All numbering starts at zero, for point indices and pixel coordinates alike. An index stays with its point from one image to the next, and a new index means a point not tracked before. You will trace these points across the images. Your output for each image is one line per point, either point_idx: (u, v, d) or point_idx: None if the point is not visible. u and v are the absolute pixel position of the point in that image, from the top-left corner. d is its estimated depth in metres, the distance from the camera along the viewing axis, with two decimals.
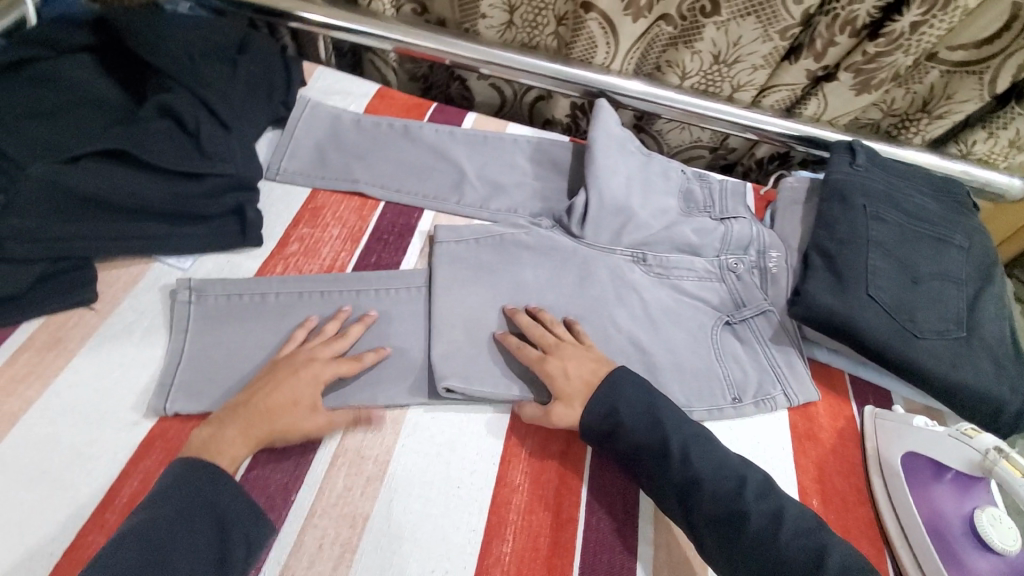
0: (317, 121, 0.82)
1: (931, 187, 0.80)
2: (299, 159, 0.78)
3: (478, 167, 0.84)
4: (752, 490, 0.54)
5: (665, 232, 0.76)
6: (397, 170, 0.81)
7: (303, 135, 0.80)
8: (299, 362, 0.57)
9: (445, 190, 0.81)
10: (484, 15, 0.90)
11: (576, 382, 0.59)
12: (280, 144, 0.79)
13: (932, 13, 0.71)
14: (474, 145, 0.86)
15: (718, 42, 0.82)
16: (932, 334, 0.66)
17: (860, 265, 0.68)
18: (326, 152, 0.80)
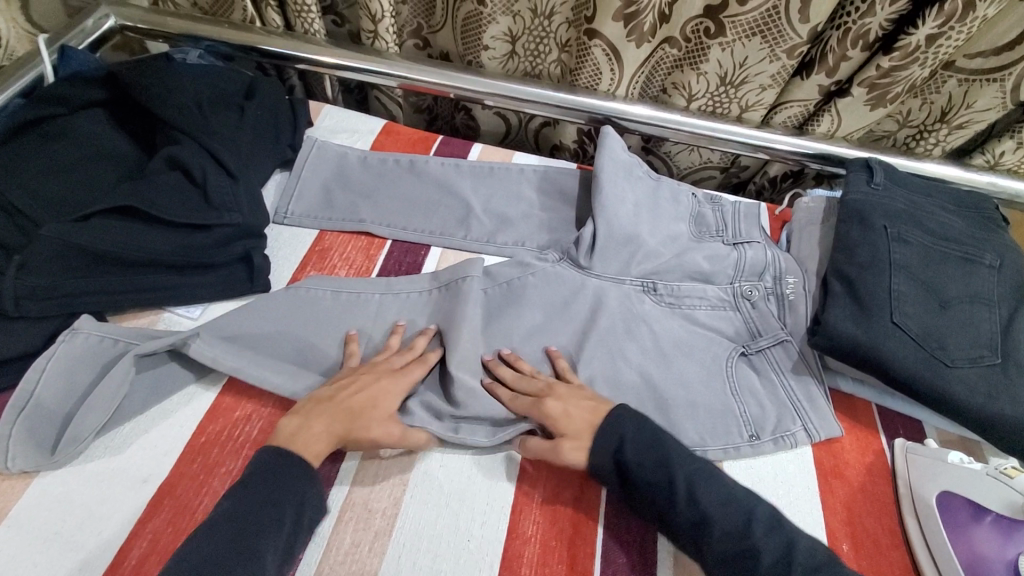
0: (324, 161, 0.83)
1: (955, 203, 0.76)
2: (306, 201, 0.79)
3: (485, 200, 0.84)
4: (763, 524, 0.51)
5: (676, 261, 0.75)
6: (403, 207, 0.81)
7: (310, 176, 0.81)
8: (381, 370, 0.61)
9: (451, 226, 0.81)
10: (487, 46, 0.89)
11: (578, 420, 0.58)
12: (287, 186, 0.80)
13: (950, 25, 0.67)
14: (481, 177, 0.85)
15: (724, 63, 0.81)
16: (964, 363, 0.63)
17: (883, 291, 0.65)
18: (333, 192, 0.81)
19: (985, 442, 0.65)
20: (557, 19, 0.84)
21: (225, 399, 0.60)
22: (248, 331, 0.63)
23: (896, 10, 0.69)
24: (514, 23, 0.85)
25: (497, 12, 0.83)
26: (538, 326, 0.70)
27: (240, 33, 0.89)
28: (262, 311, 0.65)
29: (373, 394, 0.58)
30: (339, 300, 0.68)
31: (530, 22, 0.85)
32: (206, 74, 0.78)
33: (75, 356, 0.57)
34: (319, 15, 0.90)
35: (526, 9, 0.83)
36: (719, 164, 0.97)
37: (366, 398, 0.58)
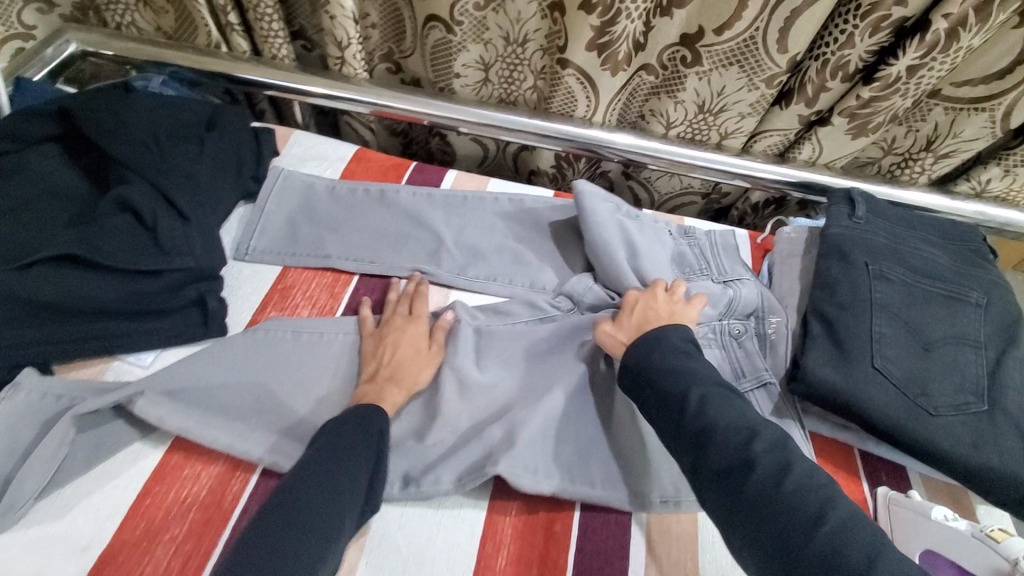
0: (290, 193, 0.80)
1: (940, 235, 0.74)
2: (269, 236, 0.76)
3: (457, 232, 0.81)
4: (766, 443, 0.47)
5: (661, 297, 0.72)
6: (372, 240, 0.78)
7: (275, 208, 0.78)
8: (401, 324, 0.66)
9: (421, 259, 0.78)
10: (458, 74, 0.87)
11: (642, 317, 0.63)
12: (251, 219, 0.77)
13: (932, 56, 0.65)
14: (453, 207, 0.83)
15: (701, 92, 0.78)
16: (947, 411, 0.60)
17: (863, 334, 0.63)
18: (299, 225, 0.78)
19: (970, 492, 0.63)
20: (530, 47, 0.82)
21: (172, 458, 0.57)
22: (202, 384, 0.60)
23: (876, 41, 0.66)
24: (486, 51, 0.84)
25: (468, 39, 0.82)
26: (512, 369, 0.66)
27: (204, 59, 0.86)
28: (217, 358, 0.62)
29: (396, 344, 0.64)
30: (299, 342, 0.65)
31: (503, 49, 0.83)
32: (166, 104, 0.76)
33: (14, 415, 0.54)
34: (287, 40, 0.88)
35: (497, 37, 0.81)
36: (700, 190, 0.96)
37: (397, 351, 0.63)
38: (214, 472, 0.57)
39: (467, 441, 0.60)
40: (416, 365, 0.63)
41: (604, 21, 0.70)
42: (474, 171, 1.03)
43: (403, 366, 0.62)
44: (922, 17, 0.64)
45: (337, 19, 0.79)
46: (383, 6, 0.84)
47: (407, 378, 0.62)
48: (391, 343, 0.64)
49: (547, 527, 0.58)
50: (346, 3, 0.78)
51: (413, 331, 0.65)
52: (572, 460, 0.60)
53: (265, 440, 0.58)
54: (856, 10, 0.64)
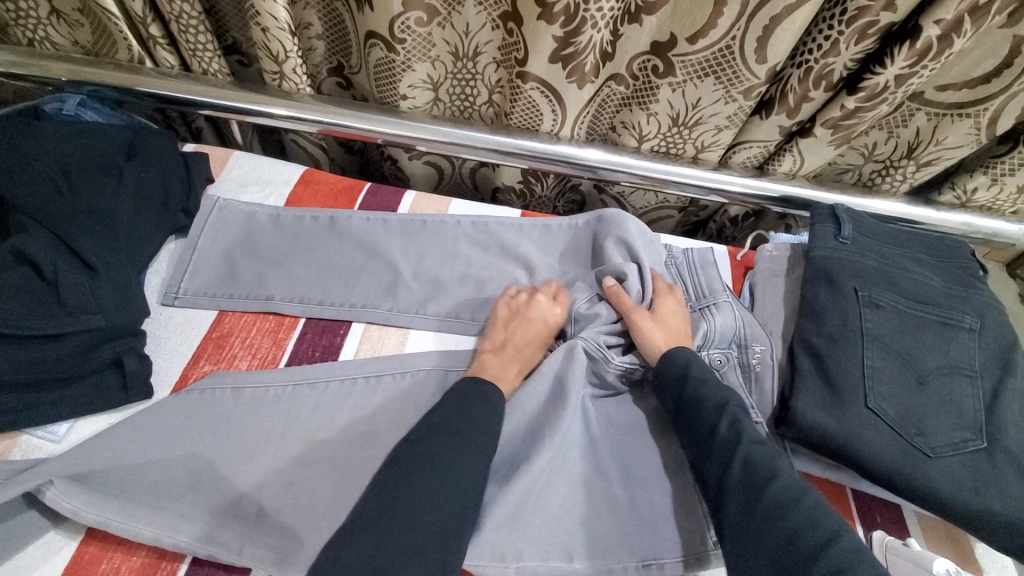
0: (228, 223, 0.72)
1: (929, 251, 0.70)
2: (203, 276, 0.68)
3: (413, 262, 0.73)
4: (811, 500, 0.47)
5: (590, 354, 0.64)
6: (320, 274, 0.70)
7: (210, 244, 0.70)
8: (524, 307, 0.66)
9: (376, 294, 0.70)
10: (405, 96, 0.80)
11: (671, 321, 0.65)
12: (182, 258, 0.69)
13: (921, 65, 0.60)
14: (411, 233, 0.74)
15: (676, 104, 0.73)
16: (945, 450, 0.56)
17: (855, 370, 0.58)
18: (237, 261, 0.70)
19: (968, 534, 0.59)
20: (483, 60, 0.75)
21: (89, 550, 0.50)
22: (121, 464, 0.53)
23: (863, 48, 0.61)
24: (433, 70, 0.77)
25: (412, 59, 0.74)
26: None
27: (124, 77, 0.77)
28: (139, 430, 0.54)
29: (531, 333, 0.64)
30: (238, 402, 0.58)
31: (452, 66, 0.77)
32: (80, 131, 0.67)
33: None
34: (219, 54, 0.79)
35: (445, 53, 0.75)
36: (675, 204, 0.91)
37: (524, 336, 0.64)
38: (137, 566, 0.50)
39: None
40: (534, 348, 0.65)
41: (568, 31, 0.64)
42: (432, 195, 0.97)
43: (526, 349, 0.64)
44: (910, 23, 0.59)
45: (271, 31, 0.71)
46: (324, 14, 0.76)
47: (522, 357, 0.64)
48: (514, 325, 0.65)
49: None
50: (279, 14, 0.69)
51: (546, 313, 0.66)
52: (546, 529, 0.54)
53: (195, 525, 0.51)
54: (841, 15, 0.59)
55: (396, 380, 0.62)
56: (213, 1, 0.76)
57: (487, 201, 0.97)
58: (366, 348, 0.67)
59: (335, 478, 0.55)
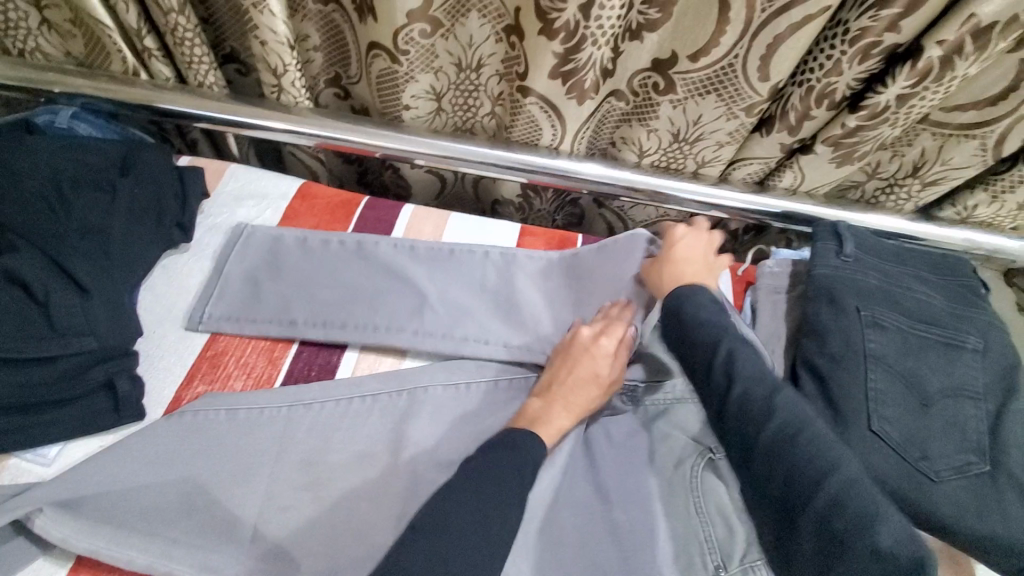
0: (255, 248, 0.71)
1: (931, 268, 0.69)
2: (228, 300, 0.67)
3: (413, 273, 0.70)
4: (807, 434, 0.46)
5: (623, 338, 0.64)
6: (344, 300, 0.68)
7: (233, 268, 0.69)
8: (581, 346, 0.63)
9: (401, 320, 0.67)
10: (408, 106, 0.79)
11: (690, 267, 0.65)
12: (209, 283, 0.68)
13: (924, 85, 0.60)
14: (438, 261, 0.72)
15: (677, 120, 0.72)
16: (949, 474, 0.56)
17: (857, 392, 0.57)
18: (261, 285, 0.68)
19: (972, 557, 0.58)
20: (485, 72, 0.75)
21: None
22: (111, 490, 0.51)
23: (865, 69, 0.61)
24: (437, 80, 0.76)
25: (415, 69, 0.74)
26: None
27: (119, 89, 0.76)
28: (130, 454, 0.53)
29: (575, 377, 0.61)
30: (233, 423, 0.57)
31: (455, 78, 0.76)
32: (73, 146, 0.66)
33: None
34: (215, 66, 0.78)
35: (448, 65, 0.74)
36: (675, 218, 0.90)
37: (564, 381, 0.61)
38: None
39: None
40: (587, 393, 0.61)
41: (569, 47, 0.63)
42: (432, 205, 0.96)
43: (574, 390, 0.61)
44: (915, 43, 0.58)
45: (270, 44, 0.70)
46: (323, 26, 0.76)
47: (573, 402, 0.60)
48: (572, 367, 0.62)
49: None
50: (278, 27, 0.69)
51: (598, 357, 0.62)
52: (546, 556, 0.53)
53: (190, 552, 0.50)
54: (844, 34, 0.58)
55: (394, 399, 0.61)
56: (210, 11, 0.75)
57: (487, 212, 0.96)
58: (362, 366, 0.66)
59: (333, 503, 0.54)
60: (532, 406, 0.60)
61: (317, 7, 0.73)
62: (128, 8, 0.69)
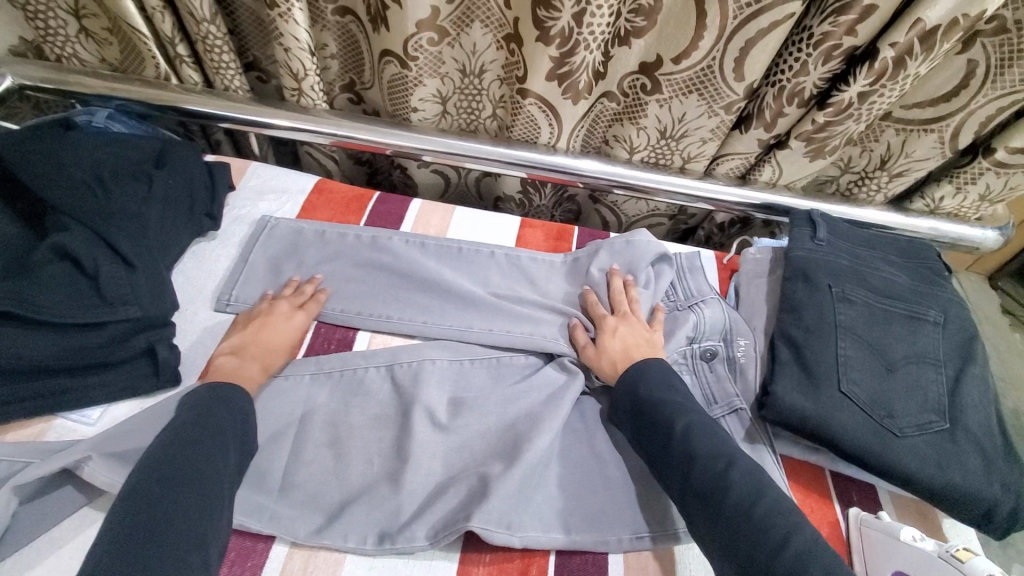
0: (275, 240, 0.77)
1: (898, 252, 0.76)
2: (251, 288, 0.72)
3: (425, 263, 0.76)
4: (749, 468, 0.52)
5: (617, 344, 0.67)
6: (361, 291, 0.74)
7: (258, 256, 0.75)
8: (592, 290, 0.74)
9: (410, 307, 0.73)
10: (416, 109, 0.86)
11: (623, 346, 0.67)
12: (234, 271, 0.73)
13: (881, 83, 0.67)
14: (447, 257, 0.78)
15: (663, 118, 0.79)
16: (913, 431, 0.61)
17: (828, 358, 0.63)
18: (283, 275, 0.75)
19: (938, 509, 0.63)
20: (488, 77, 0.82)
21: None
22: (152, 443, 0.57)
23: (829, 69, 0.68)
24: (443, 84, 0.83)
25: (424, 74, 0.81)
26: (494, 432, 0.62)
27: (151, 91, 0.82)
28: (169, 413, 0.58)
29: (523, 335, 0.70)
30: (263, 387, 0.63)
31: (461, 81, 0.83)
32: (113, 141, 0.72)
33: None
34: (240, 72, 0.85)
35: (454, 70, 0.81)
36: (666, 212, 0.97)
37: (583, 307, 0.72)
38: None
39: (443, 491, 0.57)
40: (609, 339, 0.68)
41: (563, 52, 0.70)
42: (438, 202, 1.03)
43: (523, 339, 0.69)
44: (871, 46, 0.66)
45: (292, 51, 0.77)
46: (340, 35, 0.83)
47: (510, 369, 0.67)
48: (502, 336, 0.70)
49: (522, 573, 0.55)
50: (300, 36, 0.76)
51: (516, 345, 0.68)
52: (546, 505, 0.58)
53: None
54: (808, 39, 0.66)
55: (407, 367, 0.66)
56: (235, 23, 0.83)
57: (490, 209, 1.03)
58: (377, 341, 0.71)
59: (349, 456, 0.59)
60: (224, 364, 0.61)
61: (335, 18, 0.80)
62: (163, 18, 0.76)
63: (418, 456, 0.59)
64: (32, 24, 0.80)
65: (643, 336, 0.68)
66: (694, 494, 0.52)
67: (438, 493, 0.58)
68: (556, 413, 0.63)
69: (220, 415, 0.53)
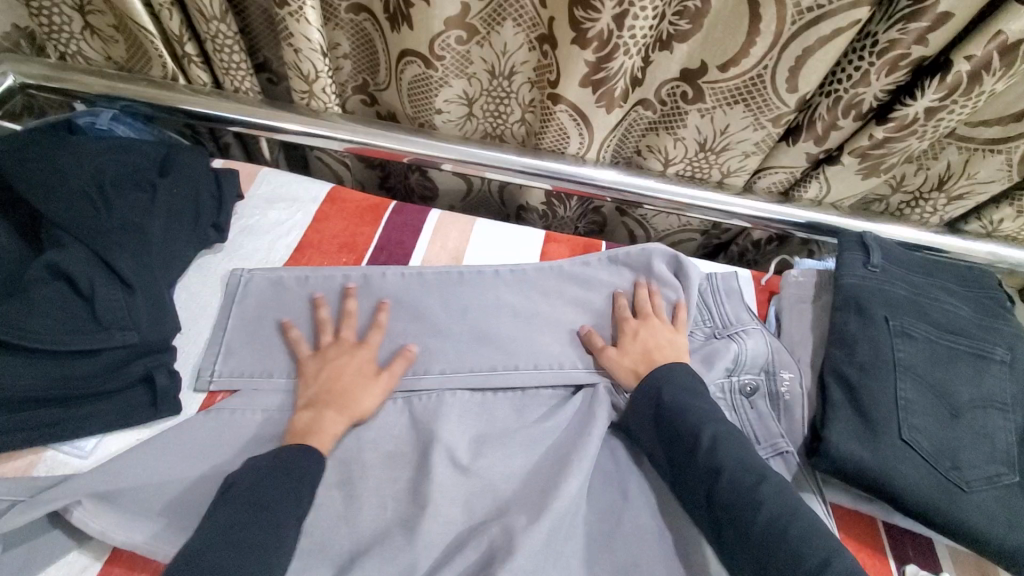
0: (258, 292, 0.68)
1: (957, 280, 0.69)
2: (241, 356, 0.63)
3: (448, 298, 0.69)
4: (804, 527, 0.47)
5: (642, 349, 0.64)
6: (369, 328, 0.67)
7: (254, 308, 0.67)
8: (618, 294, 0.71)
9: (426, 329, 0.68)
10: (440, 110, 0.81)
11: (639, 349, 0.65)
12: (219, 336, 0.64)
13: (953, 98, 0.61)
14: (453, 288, 0.70)
15: (704, 130, 0.73)
16: (980, 485, 0.55)
17: (886, 400, 0.57)
18: (271, 323, 0.66)
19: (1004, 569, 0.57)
20: (518, 79, 0.76)
21: (112, 570, 0.49)
22: (152, 481, 0.52)
23: (893, 81, 0.61)
24: (469, 87, 0.78)
25: (450, 75, 0.76)
26: (517, 476, 0.57)
27: (156, 93, 0.78)
28: (168, 448, 0.54)
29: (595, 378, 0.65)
30: (271, 419, 0.59)
31: (488, 84, 0.77)
32: (115, 146, 0.67)
33: None
34: (251, 73, 0.80)
35: (481, 71, 0.76)
36: (698, 227, 0.91)
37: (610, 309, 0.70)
38: None
39: (462, 543, 0.52)
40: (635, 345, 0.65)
41: (600, 57, 0.64)
42: (458, 206, 0.97)
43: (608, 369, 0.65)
44: (943, 57, 0.59)
45: (304, 51, 0.72)
46: (354, 34, 0.78)
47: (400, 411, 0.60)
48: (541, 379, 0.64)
49: None
50: (312, 35, 0.71)
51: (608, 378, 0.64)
52: (575, 559, 0.53)
53: None
54: (872, 47, 0.60)
55: (425, 399, 0.62)
56: (246, 20, 0.78)
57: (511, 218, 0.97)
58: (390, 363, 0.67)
59: (361, 500, 0.55)
60: (300, 420, 0.57)
61: (349, 16, 0.75)
62: (171, 15, 0.71)
63: (435, 501, 0.54)
64: (35, 19, 0.76)
65: (665, 340, 0.65)
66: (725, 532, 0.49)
67: (454, 543, 0.53)
68: (576, 456, 0.57)
69: (297, 462, 0.52)
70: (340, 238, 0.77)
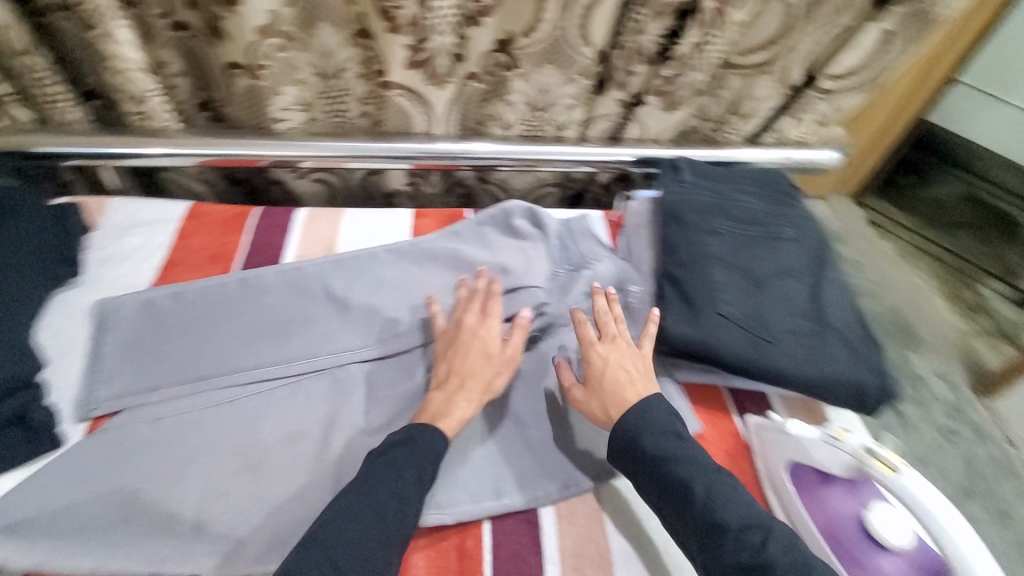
0: (126, 318, 0.68)
1: (755, 183, 0.83)
2: (121, 379, 0.63)
3: (328, 282, 0.73)
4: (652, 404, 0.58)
5: (612, 384, 0.61)
6: (246, 329, 0.68)
7: (125, 332, 0.67)
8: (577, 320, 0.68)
9: (308, 316, 0.70)
10: (279, 119, 0.83)
11: (613, 379, 0.62)
12: (92, 368, 0.64)
13: (709, 33, 0.74)
14: (335, 271, 0.75)
15: (528, 92, 0.82)
16: (785, 335, 0.68)
17: (705, 286, 0.69)
18: (147, 343, 0.67)
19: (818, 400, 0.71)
20: (348, 76, 0.80)
21: None
22: (50, 508, 0.54)
23: (661, 27, 0.74)
24: (303, 91, 0.81)
25: (278, 83, 0.78)
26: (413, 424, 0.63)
27: None
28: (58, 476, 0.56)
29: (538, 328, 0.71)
30: (163, 428, 0.60)
31: (321, 87, 0.81)
32: None
33: None
34: (79, 102, 0.79)
35: (310, 76, 0.79)
36: (553, 181, 1.00)
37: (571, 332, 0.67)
38: None
39: None
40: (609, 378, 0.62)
41: (416, 39, 0.72)
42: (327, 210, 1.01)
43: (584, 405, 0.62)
44: None
45: (126, 73, 0.72)
46: None
47: (482, 383, 0.64)
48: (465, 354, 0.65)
49: (459, 547, 0.56)
50: (132, 56, 0.71)
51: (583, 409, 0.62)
52: (471, 477, 0.60)
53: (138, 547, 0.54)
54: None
55: (316, 379, 0.66)
56: None
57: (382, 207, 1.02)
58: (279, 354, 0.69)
59: (267, 479, 0.58)
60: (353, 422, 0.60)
61: None
62: None
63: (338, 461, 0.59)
64: None
65: (635, 365, 0.64)
66: (652, 487, 0.55)
67: None
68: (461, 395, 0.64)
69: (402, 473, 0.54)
70: (207, 251, 0.78)
